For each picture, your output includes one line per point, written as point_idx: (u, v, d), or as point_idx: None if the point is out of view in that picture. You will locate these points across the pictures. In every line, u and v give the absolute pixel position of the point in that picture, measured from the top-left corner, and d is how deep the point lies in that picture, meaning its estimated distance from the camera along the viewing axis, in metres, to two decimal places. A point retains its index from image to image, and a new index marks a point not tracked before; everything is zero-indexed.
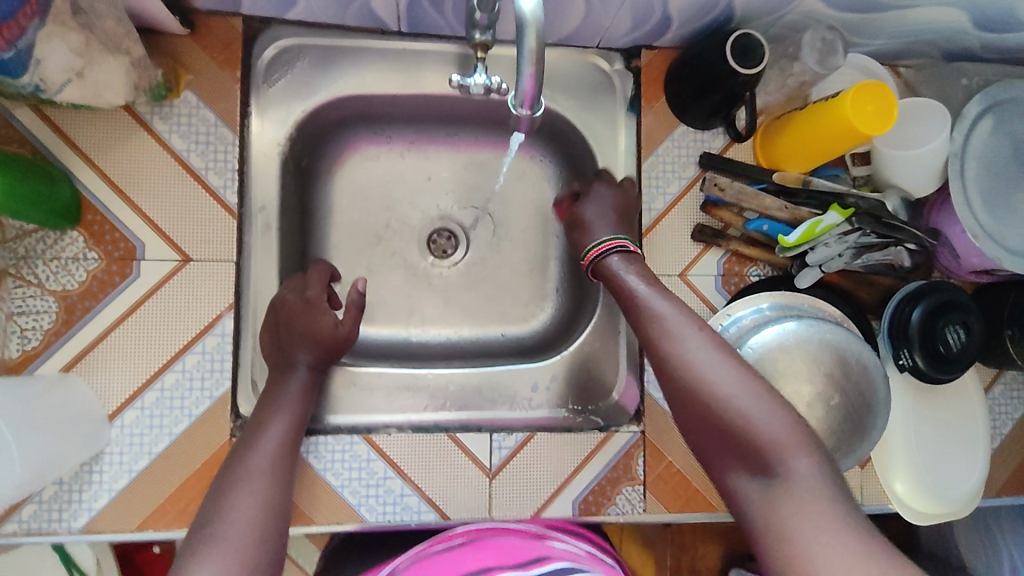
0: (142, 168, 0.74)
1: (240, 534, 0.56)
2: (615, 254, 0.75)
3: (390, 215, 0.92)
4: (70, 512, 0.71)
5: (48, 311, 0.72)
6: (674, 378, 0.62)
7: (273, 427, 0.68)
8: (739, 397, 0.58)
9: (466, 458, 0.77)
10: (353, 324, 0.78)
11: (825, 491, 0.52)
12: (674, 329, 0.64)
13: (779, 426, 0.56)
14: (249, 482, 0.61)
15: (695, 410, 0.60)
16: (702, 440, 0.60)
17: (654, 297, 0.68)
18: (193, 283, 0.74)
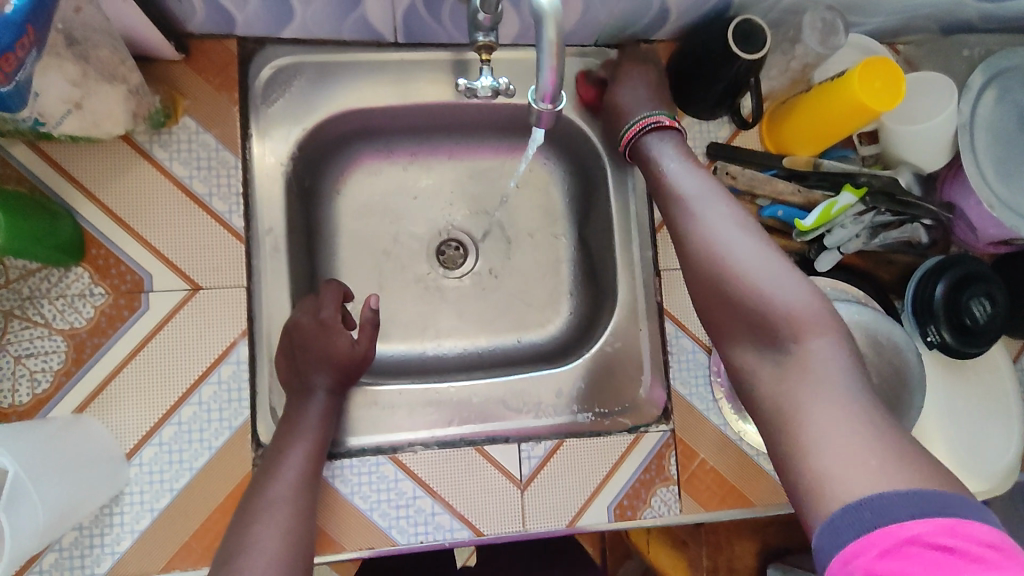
0: (145, 198, 0.72)
1: (261, 571, 0.57)
2: (656, 137, 0.76)
3: (396, 228, 0.92)
4: (92, 558, 0.69)
5: (57, 351, 0.70)
6: (698, 249, 0.67)
7: (293, 453, 0.67)
8: (765, 277, 0.62)
9: (496, 471, 0.75)
10: (369, 342, 0.76)
11: (838, 368, 0.56)
12: (698, 206, 0.69)
13: (803, 301, 0.60)
14: (271, 514, 0.62)
15: (715, 282, 0.64)
16: (714, 312, 0.66)
17: (683, 173, 0.72)
18: (204, 311, 0.73)
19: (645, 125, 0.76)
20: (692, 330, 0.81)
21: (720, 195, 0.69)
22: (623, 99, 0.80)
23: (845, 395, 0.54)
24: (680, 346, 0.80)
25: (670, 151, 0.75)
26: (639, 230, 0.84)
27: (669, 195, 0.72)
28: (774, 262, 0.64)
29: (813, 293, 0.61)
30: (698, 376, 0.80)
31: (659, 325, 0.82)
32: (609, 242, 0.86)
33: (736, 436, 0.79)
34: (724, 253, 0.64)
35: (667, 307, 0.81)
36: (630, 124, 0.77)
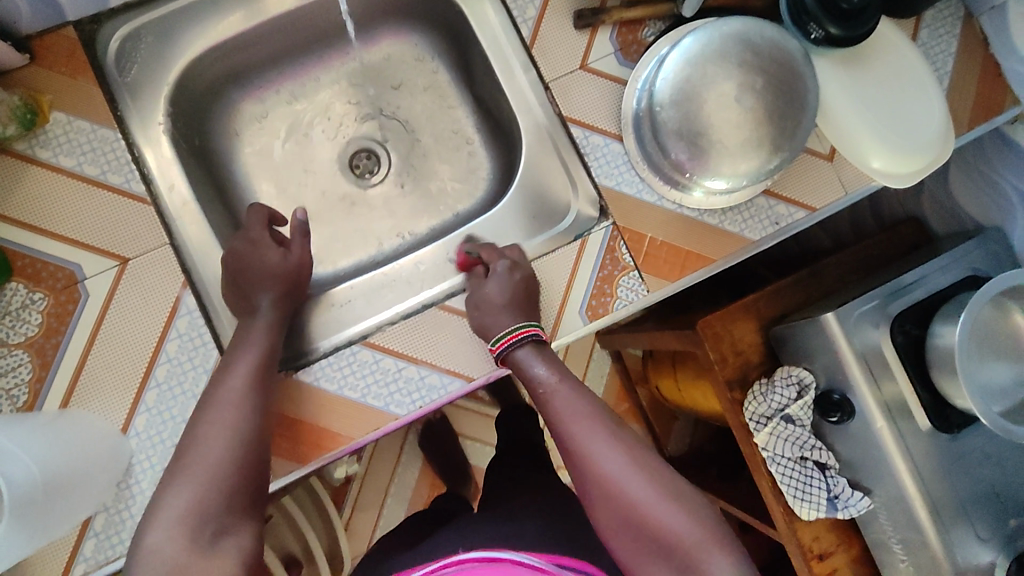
0: (47, 197, 0.75)
1: (212, 458, 0.62)
2: (523, 345, 0.75)
3: (303, 158, 0.95)
4: (128, 530, 0.71)
5: (23, 364, 0.73)
6: (590, 475, 0.66)
7: (240, 363, 0.68)
8: (650, 499, 0.64)
9: (463, 319, 0.79)
10: (298, 251, 0.79)
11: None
12: (589, 429, 0.69)
13: (692, 527, 0.63)
14: (219, 416, 0.65)
15: (611, 503, 0.65)
16: (613, 530, 0.65)
17: (560, 388, 0.73)
18: (141, 277, 0.75)
19: (519, 336, 0.74)
20: (598, 126, 0.82)
21: (598, 420, 0.70)
22: (491, 291, 0.76)
23: None
24: (592, 144, 0.82)
25: (536, 360, 0.75)
26: (517, 57, 0.84)
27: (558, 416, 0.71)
28: (658, 490, 0.65)
29: (696, 517, 0.64)
30: (619, 165, 0.82)
31: (567, 133, 0.83)
32: (496, 83, 0.87)
33: (674, 204, 0.81)
34: (615, 475, 0.66)
35: (568, 114, 0.82)
36: (499, 337, 0.74)
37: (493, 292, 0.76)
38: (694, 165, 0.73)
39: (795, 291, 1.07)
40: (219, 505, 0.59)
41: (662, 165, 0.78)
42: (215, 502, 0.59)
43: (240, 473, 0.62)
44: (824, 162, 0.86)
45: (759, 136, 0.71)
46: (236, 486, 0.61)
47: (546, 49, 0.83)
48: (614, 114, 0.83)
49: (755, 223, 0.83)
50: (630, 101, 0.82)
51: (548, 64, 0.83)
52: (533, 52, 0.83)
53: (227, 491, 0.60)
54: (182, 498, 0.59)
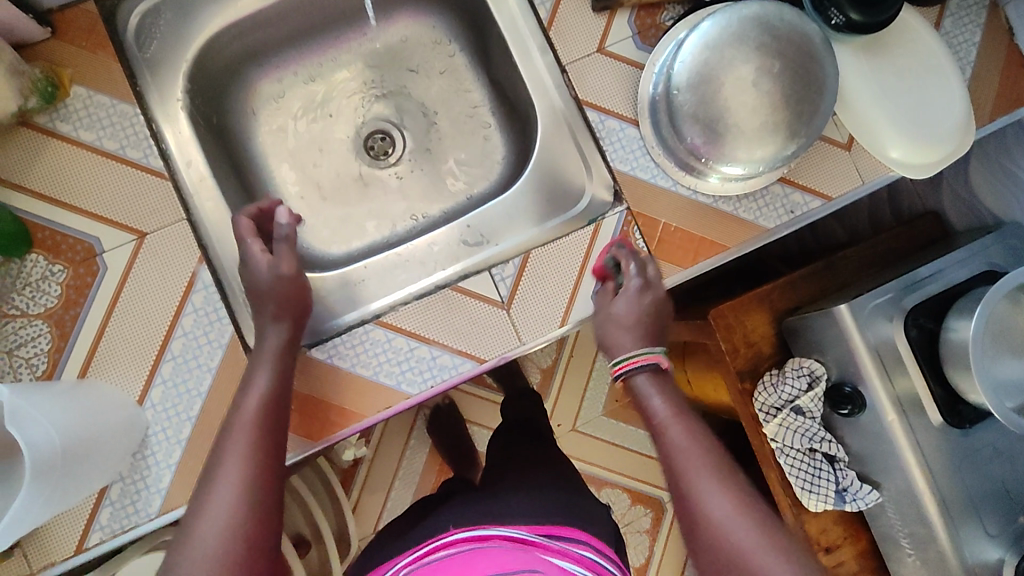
0: (67, 170, 0.76)
1: (227, 501, 0.58)
2: (642, 369, 0.70)
3: (318, 139, 0.96)
4: (142, 500, 0.72)
5: (42, 334, 0.74)
6: (692, 521, 0.62)
7: (250, 395, 0.68)
8: (758, 553, 0.58)
9: (475, 301, 0.79)
10: (292, 266, 0.75)
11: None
12: (700, 473, 0.63)
13: None
14: (238, 448, 0.63)
15: (717, 555, 0.59)
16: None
17: (675, 424, 0.67)
18: (158, 252, 0.76)
19: (643, 359, 0.70)
20: (614, 111, 0.82)
21: (708, 460, 0.64)
22: (620, 311, 0.74)
23: None
24: (608, 129, 0.82)
25: (652, 385, 0.70)
26: (533, 39, 0.84)
27: (667, 453, 0.66)
28: (767, 542, 0.59)
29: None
30: (635, 150, 0.82)
31: (583, 117, 0.83)
32: (512, 66, 0.87)
33: (689, 190, 0.81)
34: (724, 524, 0.60)
35: (584, 97, 0.82)
36: (616, 360, 0.71)
37: (621, 310, 0.74)
38: (709, 149, 0.73)
39: (809, 282, 1.06)
40: (244, 542, 0.56)
41: (678, 150, 0.78)
42: (241, 538, 0.56)
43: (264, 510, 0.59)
44: (842, 151, 0.85)
45: (776, 121, 0.71)
46: (260, 524, 0.58)
47: (563, 31, 0.82)
48: (631, 98, 0.82)
49: (770, 212, 0.83)
50: (646, 86, 0.81)
51: (565, 46, 0.83)
52: (550, 35, 0.83)
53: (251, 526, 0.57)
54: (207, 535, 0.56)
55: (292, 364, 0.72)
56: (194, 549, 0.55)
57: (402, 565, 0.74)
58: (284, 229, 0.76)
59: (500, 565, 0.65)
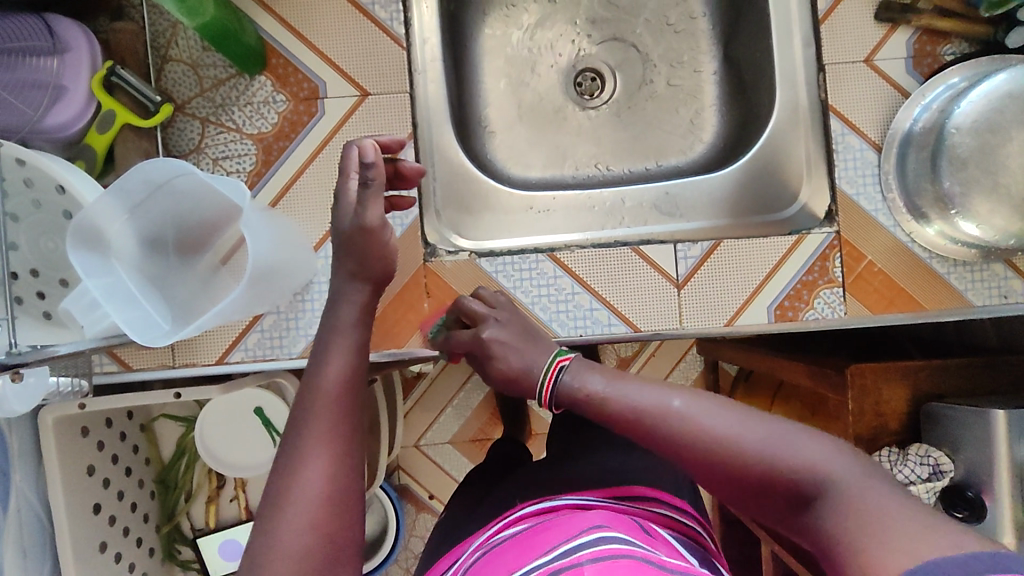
0: (316, 8, 0.77)
1: (308, 512, 0.51)
2: (563, 371, 0.61)
3: (535, 59, 0.93)
4: (289, 338, 0.75)
5: (248, 155, 0.76)
6: (695, 467, 0.52)
7: (331, 371, 0.60)
8: (758, 440, 0.50)
9: (651, 270, 0.77)
10: (377, 218, 0.64)
11: (891, 497, 0.45)
12: (664, 405, 0.55)
13: (816, 448, 0.49)
14: (318, 432, 0.56)
15: (728, 479, 0.51)
16: (745, 506, 0.51)
17: (616, 382, 0.59)
18: (375, 115, 0.77)
19: (552, 373, 0.62)
20: (860, 128, 0.77)
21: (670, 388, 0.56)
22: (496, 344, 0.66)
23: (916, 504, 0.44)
24: (846, 145, 0.77)
25: (589, 376, 0.60)
26: (800, 28, 0.79)
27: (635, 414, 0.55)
28: (753, 422, 0.52)
29: (807, 434, 0.51)
30: (867, 176, 0.76)
31: (824, 124, 0.78)
32: (763, 48, 0.82)
33: (907, 237, 0.76)
34: (716, 430, 0.52)
35: (833, 104, 0.77)
36: (540, 384, 0.62)
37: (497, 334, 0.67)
38: (961, 202, 0.67)
39: (962, 375, 0.93)
40: (330, 538, 0.51)
41: (921, 195, 0.72)
42: (330, 534, 0.51)
43: (346, 501, 0.53)
44: None
45: None
46: (348, 511, 0.53)
47: (836, 29, 0.77)
48: (881, 122, 0.77)
49: (982, 289, 0.76)
50: (905, 119, 0.76)
51: (832, 45, 0.77)
52: (821, 29, 0.77)
53: (338, 519, 0.52)
54: (293, 531, 0.50)
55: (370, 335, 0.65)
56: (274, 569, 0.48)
57: (474, 547, 0.63)
58: (372, 170, 0.64)
59: (572, 523, 0.54)
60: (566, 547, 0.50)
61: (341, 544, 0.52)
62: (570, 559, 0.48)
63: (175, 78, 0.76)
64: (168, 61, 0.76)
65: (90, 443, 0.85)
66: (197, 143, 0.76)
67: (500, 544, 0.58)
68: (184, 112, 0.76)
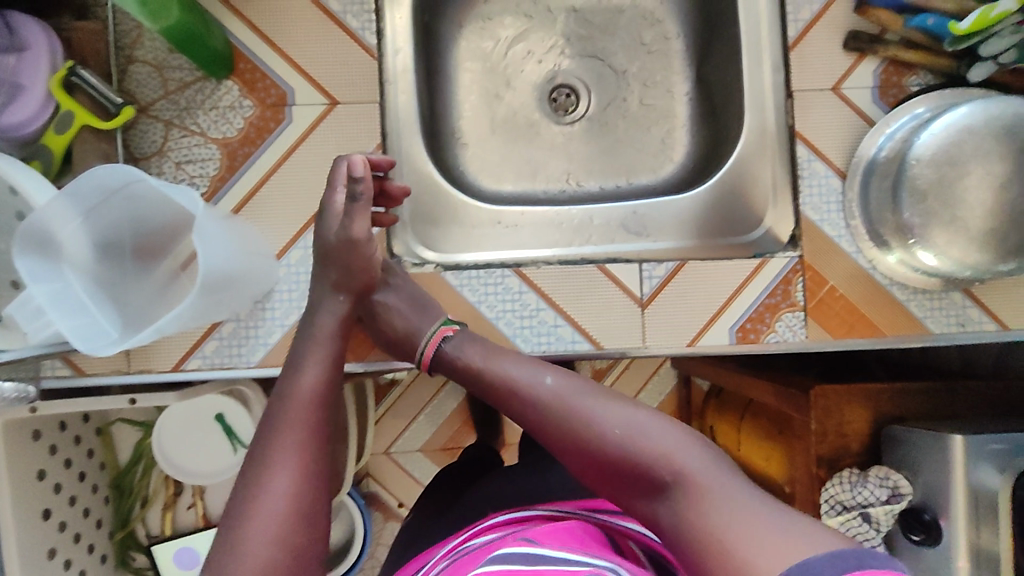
0: (287, 14, 0.76)
1: (278, 514, 0.52)
2: (444, 345, 0.69)
3: (510, 73, 0.93)
4: (247, 347, 0.74)
5: (212, 159, 0.75)
6: (549, 435, 0.58)
7: (302, 381, 0.63)
8: (610, 424, 0.56)
9: (617, 288, 0.77)
10: (364, 231, 0.69)
11: (724, 479, 0.51)
12: (536, 383, 0.61)
13: (670, 438, 0.54)
14: (284, 438, 0.58)
15: (580, 452, 0.56)
16: (595, 480, 0.56)
17: (496, 363, 0.65)
18: (343, 124, 0.76)
19: (435, 341, 0.70)
20: (826, 155, 0.77)
21: (546, 365, 0.63)
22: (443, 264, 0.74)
23: (751, 501, 0.49)
24: (812, 171, 0.77)
25: (465, 348, 0.68)
26: (770, 53, 0.80)
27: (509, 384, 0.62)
28: (617, 407, 0.57)
29: (665, 424, 0.56)
30: (831, 202, 0.77)
31: (791, 149, 0.78)
32: (734, 72, 0.83)
33: (869, 263, 0.77)
34: (576, 407, 0.58)
35: (799, 130, 0.78)
36: (420, 350, 0.70)
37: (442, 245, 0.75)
38: (921, 233, 0.68)
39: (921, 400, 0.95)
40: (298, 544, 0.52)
41: (883, 223, 0.73)
42: (298, 539, 0.52)
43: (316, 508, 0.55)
44: None
45: (1006, 233, 0.65)
46: (316, 520, 0.54)
47: (805, 56, 0.78)
48: (847, 149, 0.78)
49: (941, 317, 0.78)
50: (869, 147, 0.77)
51: (800, 71, 0.78)
52: (790, 55, 0.78)
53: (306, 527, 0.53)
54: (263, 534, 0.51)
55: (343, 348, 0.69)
56: (242, 567, 0.49)
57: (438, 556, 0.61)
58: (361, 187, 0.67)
59: (538, 535, 0.55)
60: (530, 556, 0.50)
61: (307, 551, 0.52)
62: (533, 568, 0.48)
63: (139, 80, 0.75)
64: (133, 62, 0.75)
65: (42, 448, 0.82)
66: (160, 146, 0.75)
67: (468, 552, 0.57)
68: (148, 114, 0.75)
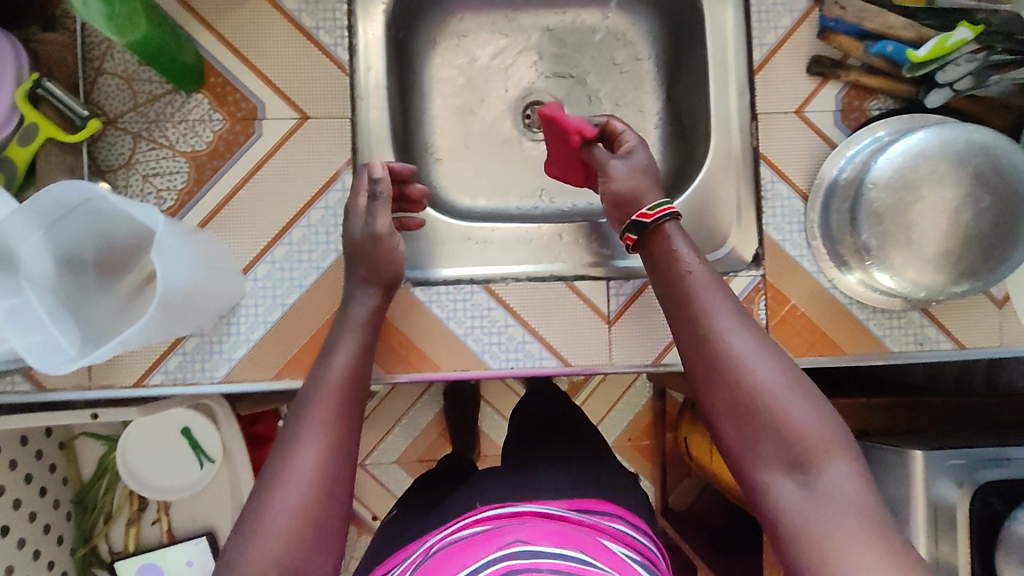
0: (258, 29, 0.76)
1: (298, 491, 0.54)
2: (673, 220, 0.67)
3: (484, 89, 0.93)
4: (211, 362, 0.74)
5: (180, 172, 0.75)
6: (703, 375, 0.60)
7: (337, 361, 0.63)
8: (785, 391, 0.57)
9: (584, 305, 0.78)
10: (390, 227, 0.69)
11: (864, 502, 0.52)
12: (720, 317, 0.61)
13: (822, 428, 0.56)
14: (320, 417, 0.59)
15: (737, 406, 0.58)
16: (725, 429, 0.59)
17: (699, 280, 0.65)
18: (313, 139, 0.76)
19: (664, 215, 0.67)
20: (788, 176, 0.79)
21: (730, 300, 0.63)
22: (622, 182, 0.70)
23: (872, 526, 0.50)
24: (775, 192, 0.79)
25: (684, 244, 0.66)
26: (735, 76, 0.82)
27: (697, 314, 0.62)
28: (780, 372, 0.58)
29: (824, 412, 0.57)
30: (794, 223, 0.79)
31: (755, 171, 0.80)
32: (701, 94, 0.84)
33: (829, 283, 0.78)
34: (746, 360, 0.59)
35: (763, 152, 0.80)
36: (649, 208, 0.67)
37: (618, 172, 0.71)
38: (878, 255, 0.69)
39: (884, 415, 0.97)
40: (317, 522, 0.53)
41: (843, 246, 0.74)
42: (320, 519, 0.54)
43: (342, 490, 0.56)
44: (992, 306, 0.80)
45: (958, 258, 0.67)
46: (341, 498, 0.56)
47: (769, 80, 0.80)
48: (808, 170, 0.80)
49: (899, 336, 0.79)
50: (830, 168, 0.78)
51: (765, 95, 0.80)
52: (755, 78, 0.80)
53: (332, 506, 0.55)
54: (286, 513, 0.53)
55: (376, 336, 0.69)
56: (266, 544, 0.51)
57: (424, 546, 0.62)
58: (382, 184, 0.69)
59: (532, 534, 0.56)
60: (527, 551, 0.52)
61: (329, 527, 0.54)
62: (531, 562, 0.50)
63: (108, 91, 0.74)
64: (102, 73, 0.74)
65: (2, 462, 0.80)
66: (127, 158, 0.74)
67: (458, 548, 0.57)
68: (115, 126, 0.75)
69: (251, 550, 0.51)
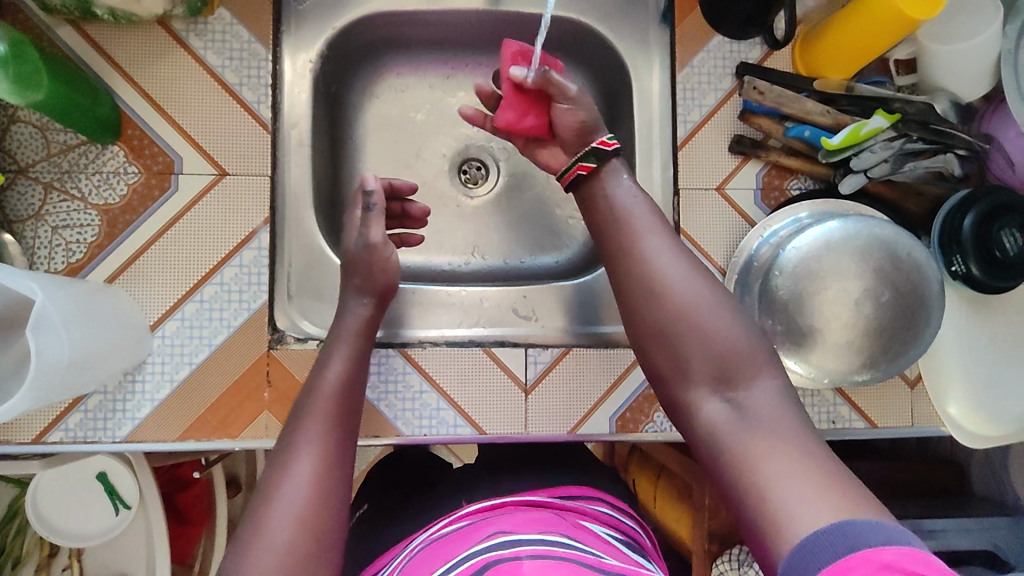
0: (179, 84, 0.75)
1: (299, 497, 0.53)
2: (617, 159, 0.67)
3: (418, 143, 0.92)
4: (114, 421, 0.72)
5: (91, 225, 0.73)
6: (630, 298, 0.60)
7: (331, 369, 0.65)
8: (710, 308, 0.57)
9: (502, 372, 0.78)
10: (381, 238, 0.71)
11: (786, 417, 0.51)
12: (649, 239, 0.61)
13: (746, 341, 0.55)
14: (313, 422, 0.59)
15: (663, 325, 0.57)
16: (651, 353, 0.58)
17: (634, 207, 0.64)
18: (230, 196, 0.76)
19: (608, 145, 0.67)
20: (707, 251, 0.81)
21: (660, 223, 0.63)
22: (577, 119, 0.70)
23: (795, 435, 0.49)
24: None
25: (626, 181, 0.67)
26: (660, 149, 0.83)
27: (630, 235, 0.62)
28: (704, 290, 0.58)
29: (750, 330, 0.56)
30: None
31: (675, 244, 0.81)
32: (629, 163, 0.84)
33: None
34: (671, 279, 0.58)
35: (684, 227, 0.80)
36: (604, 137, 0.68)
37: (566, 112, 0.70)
38: (784, 339, 0.70)
39: None
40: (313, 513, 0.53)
41: None
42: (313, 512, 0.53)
43: (335, 485, 0.56)
44: (904, 385, 0.81)
45: (859, 346, 0.68)
46: (341, 496, 0.56)
47: (692, 156, 0.81)
48: (728, 246, 0.81)
49: (812, 414, 0.80)
50: (749, 245, 0.79)
51: (687, 170, 0.81)
52: (679, 153, 0.81)
53: (331, 504, 0.54)
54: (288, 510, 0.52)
55: (371, 346, 0.70)
56: (264, 540, 0.51)
57: (413, 543, 0.57)
58: (374, 196, 0.71)
59: (513, 524, 0.52)
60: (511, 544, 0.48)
61: (326, 516, 0.53)
62: (511, 550, 0.46)
63: (20, 140, 0.73)
64: (15, 122, 0.73)
65: None
66: (36, 209, 0.73)
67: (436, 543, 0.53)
68: (27, 175, 0.73)
69: (254, 548, 0.50)
